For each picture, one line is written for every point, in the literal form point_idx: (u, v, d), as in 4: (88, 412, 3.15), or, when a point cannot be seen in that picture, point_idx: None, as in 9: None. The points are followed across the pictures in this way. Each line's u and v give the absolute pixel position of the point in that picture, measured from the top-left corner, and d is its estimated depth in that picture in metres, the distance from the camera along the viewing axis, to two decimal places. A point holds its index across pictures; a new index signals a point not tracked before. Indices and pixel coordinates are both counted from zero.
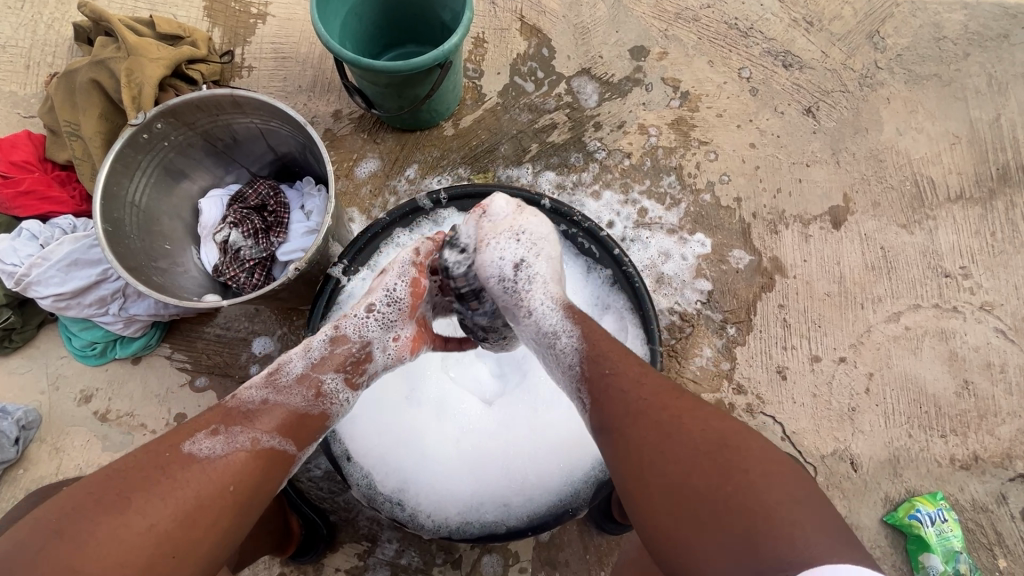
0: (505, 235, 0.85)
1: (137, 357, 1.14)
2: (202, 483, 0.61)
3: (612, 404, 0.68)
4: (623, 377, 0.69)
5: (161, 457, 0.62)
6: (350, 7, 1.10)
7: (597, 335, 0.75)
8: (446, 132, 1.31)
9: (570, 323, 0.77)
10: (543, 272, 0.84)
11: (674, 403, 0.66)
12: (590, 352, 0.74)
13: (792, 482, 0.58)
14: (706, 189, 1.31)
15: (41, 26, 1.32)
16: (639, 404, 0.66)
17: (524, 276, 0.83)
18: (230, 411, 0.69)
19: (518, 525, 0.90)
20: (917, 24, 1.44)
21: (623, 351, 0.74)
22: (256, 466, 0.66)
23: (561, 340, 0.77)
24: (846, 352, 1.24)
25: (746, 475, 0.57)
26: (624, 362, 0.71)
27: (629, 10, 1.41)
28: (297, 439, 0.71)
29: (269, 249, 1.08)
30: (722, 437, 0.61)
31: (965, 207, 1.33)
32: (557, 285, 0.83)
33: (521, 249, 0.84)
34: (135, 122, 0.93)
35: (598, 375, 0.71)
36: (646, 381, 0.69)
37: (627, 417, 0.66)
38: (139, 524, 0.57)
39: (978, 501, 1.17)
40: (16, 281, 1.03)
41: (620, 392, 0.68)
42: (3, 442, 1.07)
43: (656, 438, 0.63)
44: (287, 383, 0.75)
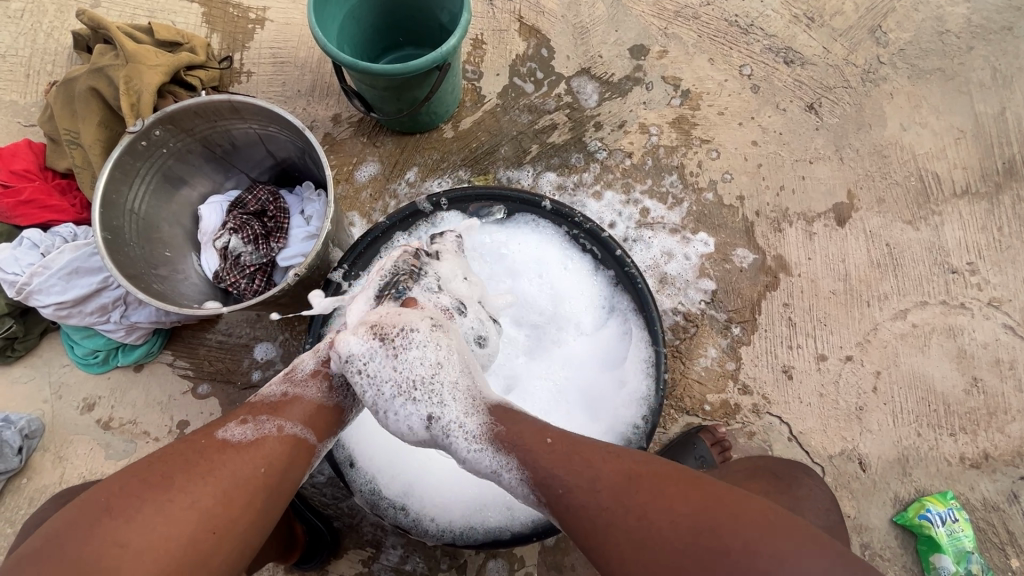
0: (398, 397, 0.71)
1: (139, 364, 1.14)
2: (238, 464, 0.61)
3: (576, 521, 0.62)
4: (578, 486, 0.62)
5: (198, 443, 0.63)
6: (347, 11, 1.10)
7: (537, 452, 0.66)
8: (446, 135, 1.30)
9: (501, 454, 0.67)
10: (456, 412, 0.71)
11: (635, 499, 0.60)
12: (534, 480, 0.64)
13: (779, 541, 0.54)
14: (708, 188, 1.30)
15: (40, 34, 1.32)
16: (601, 519, 0.60)
17: (438, 430, 0.70)
18: (256, 403, 0.69)
19: (523, 530, 0.89)
20: (919, 19, 1.43)
21: (567, 455, 0.65)
22: (286, 449, 0.65)
23: (503, 476, 0.67)
24: (853, 350, 1.23)
25: (732, 560, 0.54)
26: (572, 467, 0.63)
27: (628, 9, 1.40)
28: (318, 430, 0.70)
29: (270, 254, 1.08)
30: (694, 525, 0.57)
31: (971, 202, 1.31)
32: (471, 409, 0.71)
33: (423, 405, 0.71)
34: (133, 130, 0.93)
35: (553, 497, 0.63)
36: (602, 478, 0.62)
37: (597, 532, 0.60)
38: (181, 501, 0.57)
39: (990, 500, 1.15)
40: (18, 291, 1.03)
41: (582, 507, 0.61)
42: (7, 451, 1.07)
43: (632, 552, 0.58)
44: (303, 377, 0.73)
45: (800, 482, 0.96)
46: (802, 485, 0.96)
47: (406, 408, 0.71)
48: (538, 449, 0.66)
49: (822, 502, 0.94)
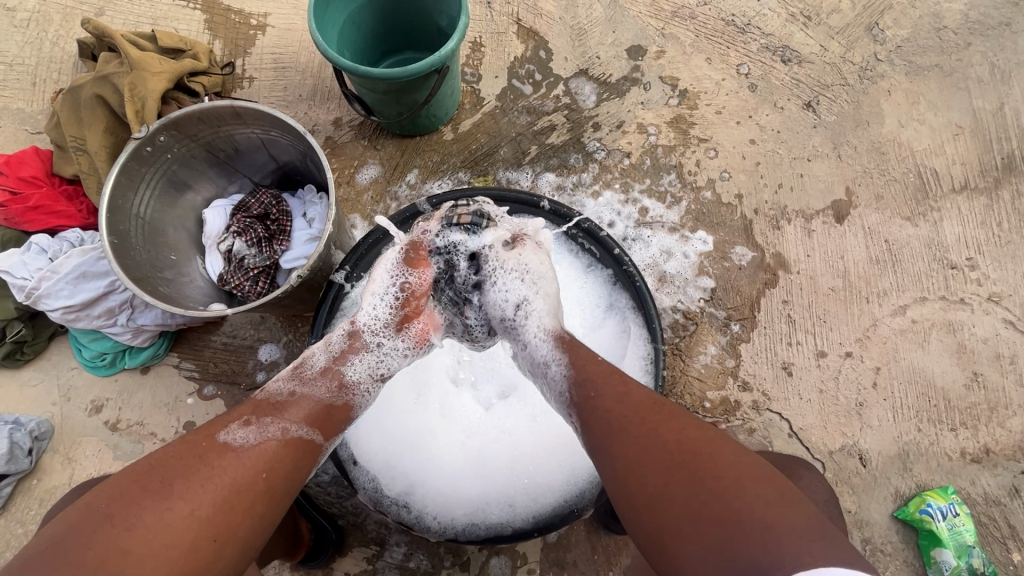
0: (508, 274, 0.88)
1: (146, 366, 1.16)
2: (239, 470, 0.62)
3: (596, 423, 0.69)
4: (609, 393, 0.70)
5: (198, 446, 0.64)
6: (347, 16, 1.12)
7: (589, 363, 0.76)
8: (446, 137, 1.32)
9: (558, 351, 0.79)
10: (540, 308, 0.85)
11: (654, 416, 0.67)
12: (578, 378, 0.74)
13: (768, 489, 0.57)
14: (706, 187, 1.31)
15: (46, 43, 1.34)
16: (618, 421, 0.67)
17: (523, 313, 0.85)
18: (260, 402, 0.70)
19: (524, 526, 0.90)
20: (916, 15, 1.44)
21: (610, 372, 0.74)
22: (288, 455, 0.67)
23: (552, 368, 0.78)
24: (852, 346, 1.23)
25: (721, 481, 0.58)
26: (608, 381, 0.72)
27: (625, 10, 1.41)
28: (324, 430, 0.72)
29: (273, 257, 1.09)
30: (698, 447, 0.62)
31: (970, 198, 1.32)
32: (552, 318, 0.85)
33: (523, 287, 0.87)
34: (138, 136, 0.95)
35: (585, 399, 0.72)
36: (629, 396, 0.70)
37: (608, 434, 0.67)
38: (183, 508, 0.58)
39: (991, 494, 1.16)
40: (26, 295, 1.04)
41: (604, 409, 0.69)
42: (18, 453, 1.09)
43: (636, 453, 0.63)
44: (312, 376, 0.76)
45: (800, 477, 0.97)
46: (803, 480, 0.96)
47: (507, 286, 0.87)
48: (589, 360, 0.76)
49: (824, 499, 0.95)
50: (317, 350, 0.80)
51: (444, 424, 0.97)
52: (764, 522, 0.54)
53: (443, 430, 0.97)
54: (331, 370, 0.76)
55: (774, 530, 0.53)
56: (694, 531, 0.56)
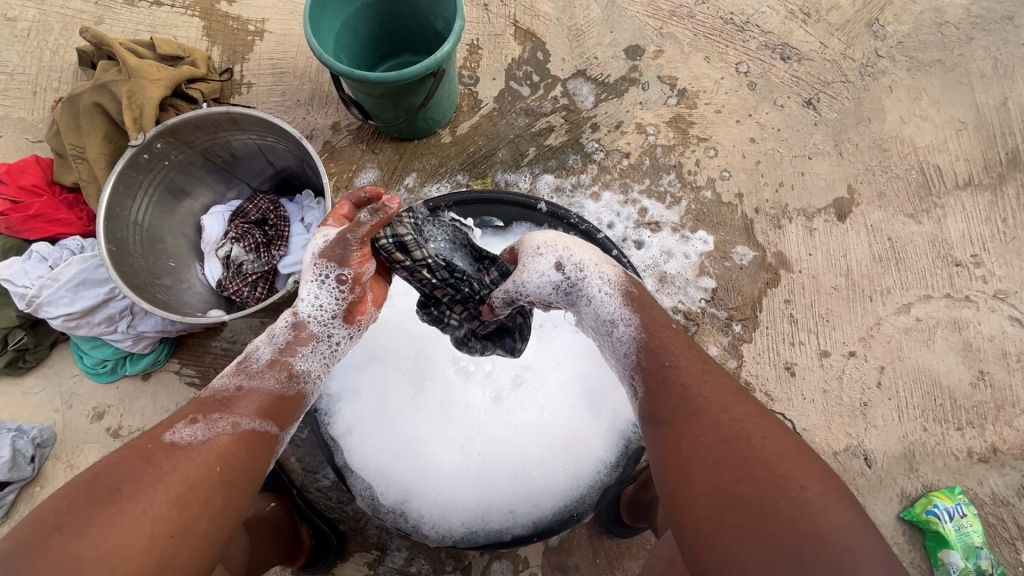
0: (528, 258, 0.83)
1: (147, 373, 1.16)
2: (189, 466, 0.63)
3: (665, 397, 0.69)
4: (688, 371, 0.70)
5: (144, 450, 0.64)
6: (343, 21, 1.12)
7: (662, 333, 0.75)
8: (444, 140, 1.32)
9: (628, 309, 0.78)
10: (586, 257, 0.83)
11: (737, 406, 0.67)
12: (650, 344, 0.74)
13: (850, 513, 0.58)
14: (706, 186, 1.30)
15: (46, 52, 1.35)
16: (694, 401, 0.67)
17: (573, 275, 0.82)
18: (206, 400, 0.70)
19: (524, 532, 0.91)
20: (917, 11, 1.42)
21: (684, 344, 0.74)
22: (241, 447, 0.67)
23: (619, 328, 0.77)
24: (856, 346, 1.22)
25: (806, 494, 0.58)
26: (686, 358, 0.72)
27: (623, 10, 1.41)
28: (278, 420, 0.72)
29: (271, 262, 1.09)
30: (780, 449, 0.62)
31: (974, 193, 1.30)
32: (607, 268, 0.83)
33: (551, 256, 0.82)
34: (135, 143, 0.95)
35: (656, 366, 0.72)
36: (710, 379, 0.70)
37: (684, 410, 0.67)
38: (133, 511, 0.58)
39: (999, 495, 1.14)
40: (28, 303, 1.05)
41: (680, 385, 0.69)
42: (20, 460, 1.09)
43: (714, 437, 0.64)
44: (258, 368, 0.74)
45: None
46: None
47: (536, 269, 0.82)
48: (663, 332, 0.75)
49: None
50: (262, 343, 0.78)
51: (443, 429, 0.96)
52: (841, 544, 0.55)
53: (442, 436, 0.96)
54: (277, 361, 0.75)
55: (849, 555, 0.54)
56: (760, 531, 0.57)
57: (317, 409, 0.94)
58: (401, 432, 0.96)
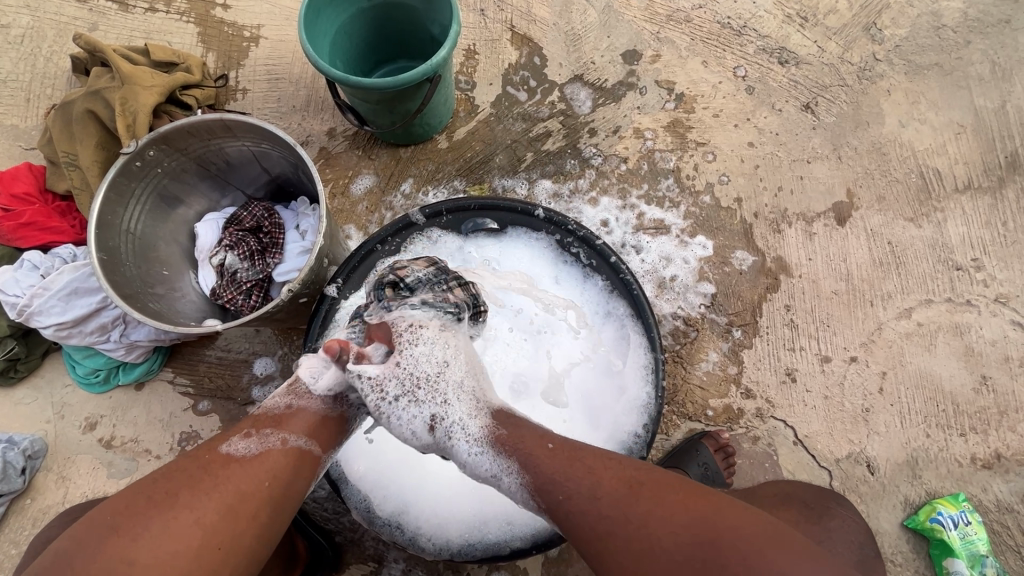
0: (395, 385, 0.72)
1: (140, 382, 1.14)
2: (241, 478, 0.63)
3: (577, 530, 0.64)
4: (582, 494, 0.65)
5: (201, 458, 0.65)
6: (338, 26, 1.11)
7: (542, 459, 0.68)
8: (440, 145, 1.31)
9: (509, 460, 0.69)
10: (462, 413, 0.73)
11: (639, 509, 0.63)
12: (536, 487, 0.67)
13: (778, 552, 0.57)
14: (705, 191, 1.29)
15: (40, 59, 1.34)
16: (602, 526, 0.63)
17: (442, 432, 0.72)
18: (259, 415, 0.70)
19: (523, 545, 0.87)
20: (914, 14, 1.42)
21: (567, 464, 0.67)
22: (290, 464, 0.66)
23: (504, 480, 0.69)
24: (857, 351, 1.21)
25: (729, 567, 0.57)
26: (575, 475, 0.66)
27: (620, 15, 1.40)
28: (324, 441, 0.71)
29: (266, 270, 1.08)
30: (693, 530, 0.60)
31: (973, 197, 1.30)
32: (479, 418, 0.73)
33: (426, 406, 0.73)
34: (127, 151, 0.94)
35: (555, 505, 0.66)
36: (603, 489, 0.65)
37: (601, 540, 0.63)
38: (186, 517, 0.59)
39: (1004, 501, 1.13)
40: (19, 312, 1.04)
41: (583, 515, 0.64)
42: (11, 472, 1.07)
43: (632, 558, 0.61)
44: (310, 387, 0.72)
45: (828, 513, 0.91)
46: (833, 514, 0.91)
47: (408, 412, 0.72)
48: (540, 457, 0.68)
49: (855, 537, 0.89)
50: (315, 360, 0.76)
51: None
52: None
53: None
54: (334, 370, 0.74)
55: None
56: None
57: None
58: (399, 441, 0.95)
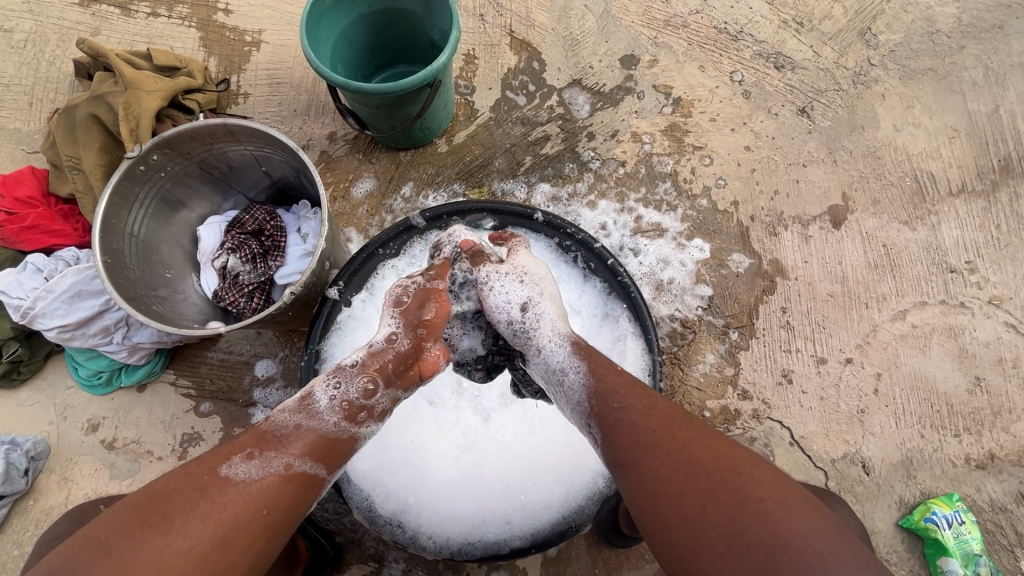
0: (511, 275, 0.90)
1: (142, 384, 1.15)
2: (240, 505, 0.63)
3: (621, 436, 0.69)
4: (635, 408, 0.70)
5: (198, 479, 0.64)
6: (339, 32, 1.12)
7: (610, 372, 0.76)
8: (440, 149, 1.32)
9: (578, 359, 0.80)
10: (551, 312, 0.87)
11: (685, 433, 0.66)
12: (598, 386, 0.75)
13: (815, 517, 0.56)
14: (702, 194, 1.31)
15: (43, 64, 1.36)
16: (645, 436, 0.67)
17: (532, 317, 0.86)
18: (265, 434, 0.71)
19: (522, 544, 0.88)
20: (909, 19, 1.44)
21: (629, 382, 0.75)
22: (289, 491, 0.68)
23: (569, 376, 0.79)
24: (853, 352, 1.22)
25: (760, 505, 0.57)
26: (634, 393, 0.73)
27: (618, 20, 1.42)
28: (327, 464, 0.73)
29: (268, 272, 1.09)
30: (732, 467, 0.61)
31: (968, 201, 1.31)
32: (564, 322, 0.87)
33: (526, 290, 0.88)
34: (131, 155, 0.95)
35: (607, 410, 0.72)
36: (656, 412, 0.70)
37: (639, 448, 0.66)
38: (180, 545, 0.58)
39: (997, 501, 1.14)
40: (22, 315, 1.05)
41: (630, 424, 0.69)
42: (14, 473, 1.08)
43: (666, 469, 0.63)
44: (320, 409, 0.76)
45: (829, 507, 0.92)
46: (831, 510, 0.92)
47: (510, 288, 0.89)
48: (608, 374, 0.76)
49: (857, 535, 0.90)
50: (330, 379, 0.80)
51: (440, 437, 0.96)
52: (805, 542, 0.54)
53: (438, 444, 0.96)
54: (341, 403, 0.77)
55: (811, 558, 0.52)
56: (726, 554, 0.55)
57: None
58: (400, 441, 0.96)
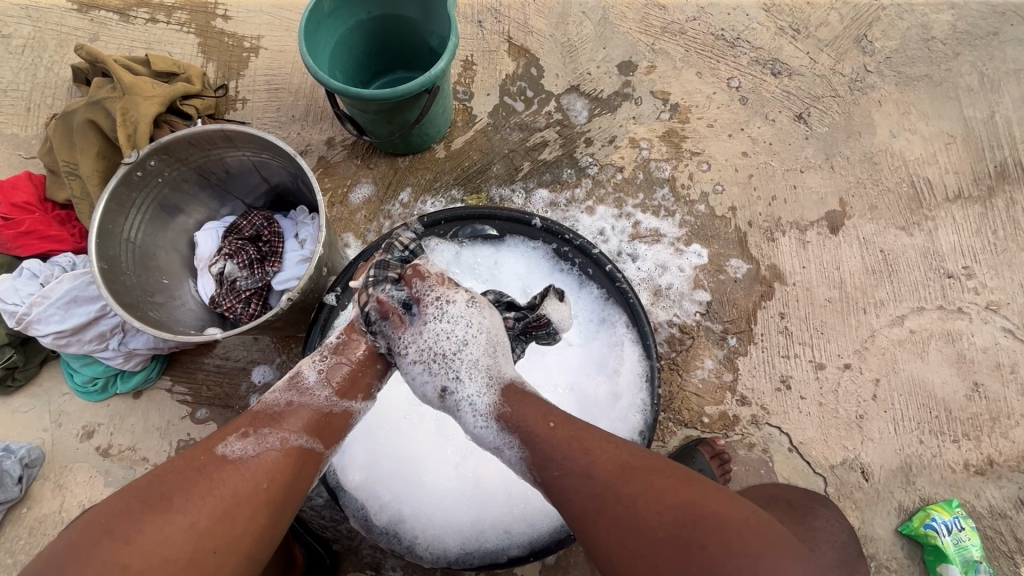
0: (415, 355, 0.81)
1: (138, 391, 1.15)
2: (238, 480, 0.64)
3: (570, 503, 0.67)
4: (574, 469, 0.67)
5: (196, 461, 0.65)
6: (338, 38, 1.13)
7: (541, 436, 0.71)
8: (438, 155, 1.32)
9: (507, 434, 0.74)
10: (473, 389, 0.79)
11: (628, 489, 0.64)
12: (536, 458, 0.71)
13: (759, 545, 0.58)
14: (700, 200, 1.31)
15: (41, 69, 1.36)
16: (593, 501, 0.65)
17: (452, 402, 0.79)
18: (258, 413, 0.72)
19: (520, 553, 0.87)
20: (904, 27, 1.45)
21: (580, 443, 0.69)
22: (289, 463, 0.69)
23: (506, 452, 0.74)
24: (851, 358, 1.22)
25: (705, 551, 0.58)
26: (571, 454, 0.68)
27: (615, 26, 1.43)
28: (325, 438, 0.74)
29: (265, 278, 1.09)
30: (678, 514, 0.61)
31: (964, 206, 1.32)
32: (490, 395, 0.78)
33: (438, 377, 0.80)
34: (128, 161, 0.95)
35: (550, 480, 0.69)
36: (598, 470, 0.67)
37: (590, 514, 0.65)
38: (179, 522, 0.60)
39: (997, 507, 1.14)
40: (18, 321, 1.04)
41: (576, 490, 0.67)
42: (7, 480, 1.07)
43: (617, 529, 0.63)
44: (309, 385, 0.76)
45: (812, 512, 0.91)
46: (818, 517, 0.91)
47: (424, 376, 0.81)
48: (541, 436, 0.71)
49: (841, 536, 0.89)
50: (316, 359, 0.79)
51: (439, 444, 0.95)
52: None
53: (437, 451, 0.95)
54: (330, 378, 0.77)
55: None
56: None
57: None
58: (398, 448, 0.95)
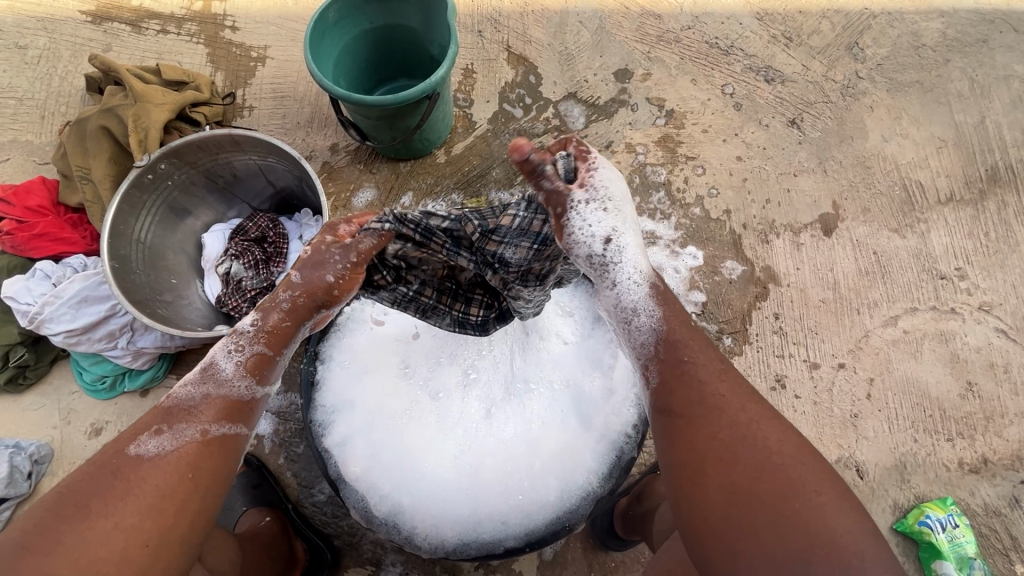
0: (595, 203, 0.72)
1: (145, 389, 1.17)
2: (160, 476, 0.57)
3: (683, 390, 0.64)
4: (706, 370, 0.66)
5: (107, 463, 0.57)
6: (341, 47, 1.17)
7: (684, 329, 0.70)
8: (439, 160, 1.36)
9: (654, 301, 0.72)
10: (631, 242, 0.74)
11: (752, 408, 0.62)
12: (669, 337, 0.69)
13: (860, 520, 0.54)
14: (695, 204, 1.34)
15: (55, 79, 1.40)
16: (714, 399, 0.63)
17: (613, 251, 0.72)
18: (171, 409, 0.62)
19: (516, 544, 0.88)
20: (895, 34, 1.48)
21: (702, 339, 0.70)
22: (212, 453, 0.61)
23: (639, 317, 0.71)
24: (845, 357, 1.24)
25: (818, 497, 0.55)
26: (706, 356, 0.67)
27: (612, 35, 1.47)
28: (247, 420, 0.66)
29: (269, 278, 1.12)
30: (800, 454, 0.58)
31: (956, 209, 1.34)
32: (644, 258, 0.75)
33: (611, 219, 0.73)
34: (140, 164, 0.99)
35: (675, 360, 0.67)
36: (728, 378, 0.65)
37: (703, 409, 0.62)
38: (104, 525, 0.53)
39: (991, 505, 1.15)
40: (30, 320, 1.08)
41: (698, 384, 0.64)
42: (17, 476, 1.09)
43: (730, 435, 0.60)
44: (225, 376, 0.66)
45: None
46: None
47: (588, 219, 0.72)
48: (683, 334, 0.69)
49: None
50: (230, 344, 0.68)
51: (438, 436, 0.97)
52: (853, 544, 0.52)
53: (437, 443, 0.97)
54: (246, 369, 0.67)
55: (855, 558, 0.51)
56: (768, 541, 0.53)
57: (312, 420, 0.94)
58: (396, 442, 0.96)
